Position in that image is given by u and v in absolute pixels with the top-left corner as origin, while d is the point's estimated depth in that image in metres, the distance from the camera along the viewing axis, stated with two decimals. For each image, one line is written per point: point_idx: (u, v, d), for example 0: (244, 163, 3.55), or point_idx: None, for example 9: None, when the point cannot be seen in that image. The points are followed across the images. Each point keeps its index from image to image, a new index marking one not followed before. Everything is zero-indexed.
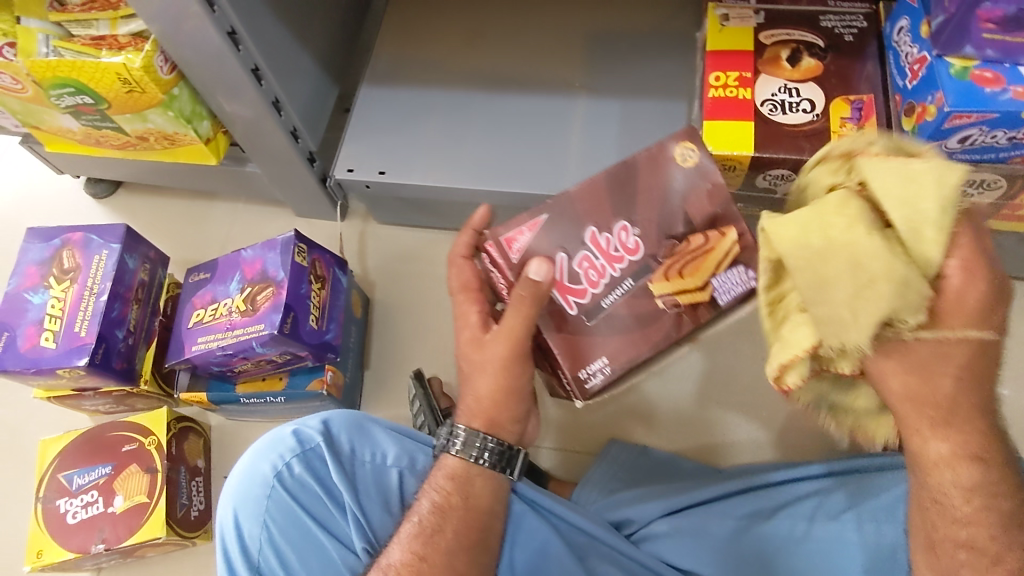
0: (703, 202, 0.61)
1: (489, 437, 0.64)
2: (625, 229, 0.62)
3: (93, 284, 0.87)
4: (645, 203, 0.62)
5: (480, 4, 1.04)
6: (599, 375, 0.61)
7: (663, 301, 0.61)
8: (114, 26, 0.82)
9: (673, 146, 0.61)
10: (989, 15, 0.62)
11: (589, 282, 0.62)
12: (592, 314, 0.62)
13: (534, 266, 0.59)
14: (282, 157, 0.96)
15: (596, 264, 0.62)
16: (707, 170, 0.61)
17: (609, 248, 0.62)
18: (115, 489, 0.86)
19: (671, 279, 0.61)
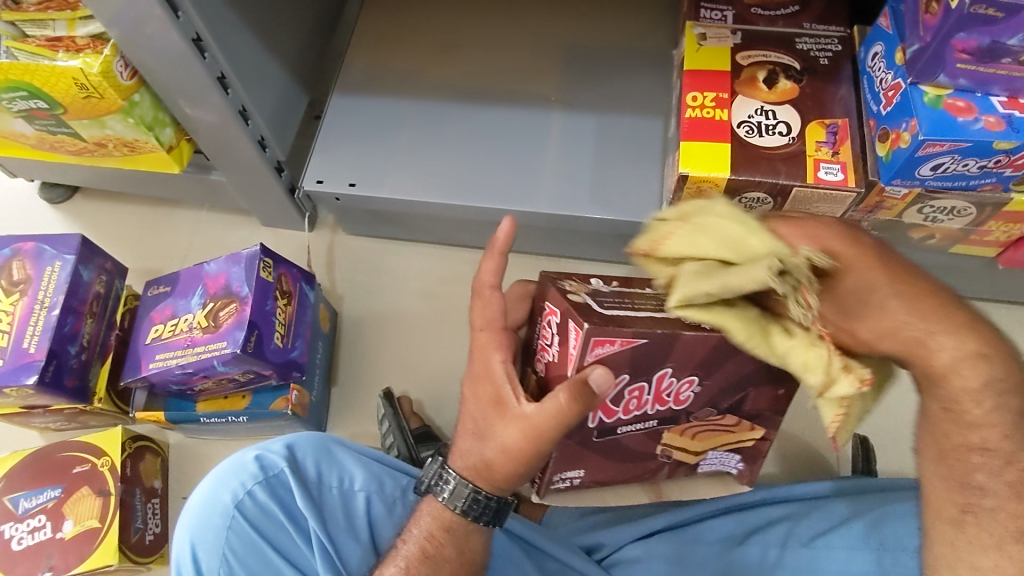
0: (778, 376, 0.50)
1: (476, 486, 0.56)
2: (690, 381, 0.49)
3: (44, 297, 0.82)
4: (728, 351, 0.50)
5: (456, 14, 1.03)
6: (570, 482, 0.59)
7: (661, 450, 0.57)
8: (71, 27, 0.79)
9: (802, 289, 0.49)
10: (963, 46, 0.61)
11: (622, 409, 0.52)
12: (603, 434, 0.54)
13: (599, 375, 0.45)
14: (248, 166, 0.93)
15: (643, 396, 0.50)
16: None
17: (667, 390, 0.50)
18: (64, 514, 0.82)
19: (683, 436, 0.56)
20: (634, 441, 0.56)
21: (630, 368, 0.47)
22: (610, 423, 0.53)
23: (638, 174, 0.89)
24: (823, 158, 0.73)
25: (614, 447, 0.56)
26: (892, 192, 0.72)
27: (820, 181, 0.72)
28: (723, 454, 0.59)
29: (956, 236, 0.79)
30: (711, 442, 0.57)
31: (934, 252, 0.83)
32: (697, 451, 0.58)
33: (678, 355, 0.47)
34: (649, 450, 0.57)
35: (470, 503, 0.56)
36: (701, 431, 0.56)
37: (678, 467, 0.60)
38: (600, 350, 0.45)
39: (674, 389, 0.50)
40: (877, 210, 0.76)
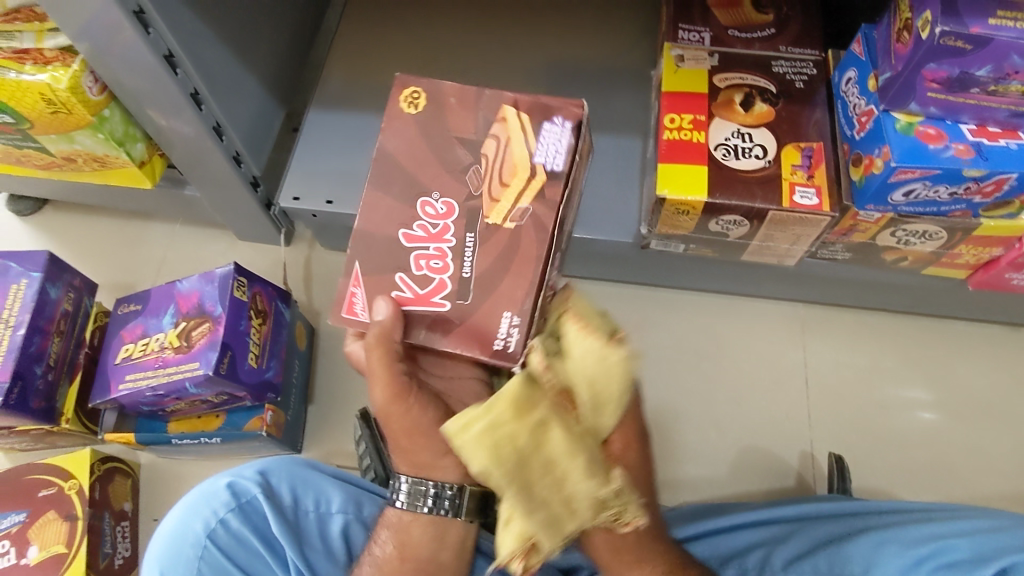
0: (459, 115, 0.57)
1: (433, 483, 0.61)
2: (427, 202, 0.56)
3: (9, 316, 0.80)
4: (432, 171, 0.56)
5: (437, 30, 1.02)
6: (513, 332, 0.54)
7: (512, 218, 0.55)
8: (39, 38, 0.77)
9: (393, 103, 0.58)
10: (934, 76, 0.62)
11: (435, 274, 0.55)
12: (463, 292, 0.55)
13: (376, 310, 0.54)
14: (222, 180, 0.91)
15: (430, 252, 0.55)
16: (437, 97, 0.58)
17: (429, 228, 0.56)
18: (30, 539, 0.80)
19: (500, 198, 0.56)
20: (488, 257, 0.55)
21: (386, 273, 0.55)
22: (466, 276, 0.55)
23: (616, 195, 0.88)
24: (799, 182, 0.74)
25: (498, 264, 0.55)
26: (866, 216, 0.74)
27: (795, 206, 0.73)
28: (541, 136, 0.56)
29: (928, 259, 0.80)
30: (516, 163, 0.56)
31: (907, 273, 0.85)
32: (526, 179, 0.55)
33: (385, 232, 0.56)
34: (505, 235, 0.55)
35: (432, 501, 0.61)
36: (502, 176, 0.56)
37: (545, 191, 0.55)
38: (356, 304, 0.55)
39: (435, 219, 0.56)
40: (851, 232, 0.77)
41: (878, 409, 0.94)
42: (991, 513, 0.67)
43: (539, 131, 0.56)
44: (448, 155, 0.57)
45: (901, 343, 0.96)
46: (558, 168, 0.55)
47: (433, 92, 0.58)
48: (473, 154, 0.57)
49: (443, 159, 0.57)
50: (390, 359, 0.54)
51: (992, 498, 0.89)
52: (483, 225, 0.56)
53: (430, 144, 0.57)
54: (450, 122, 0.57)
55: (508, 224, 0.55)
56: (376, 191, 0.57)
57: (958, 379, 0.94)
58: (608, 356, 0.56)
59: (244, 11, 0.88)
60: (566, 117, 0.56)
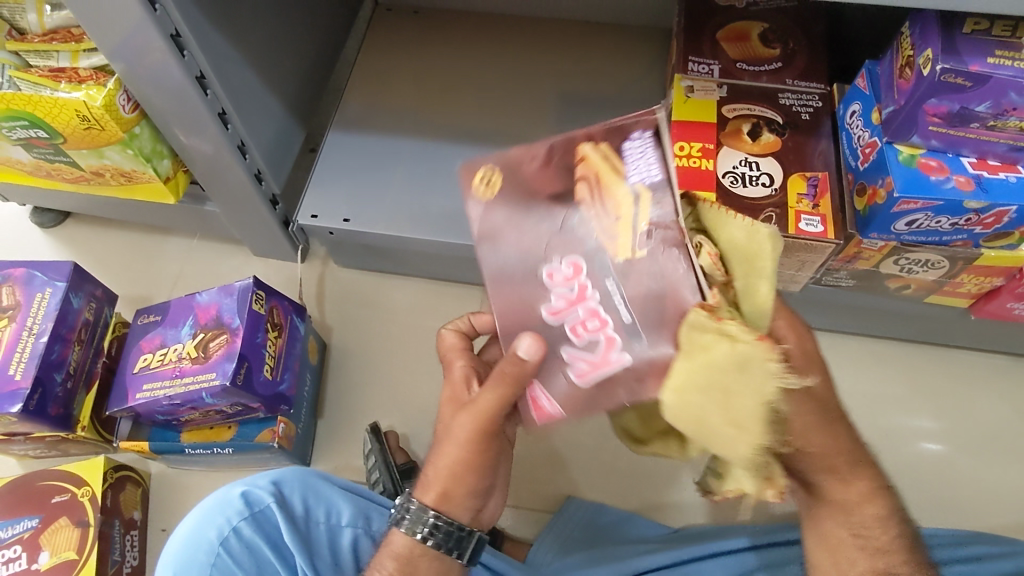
0: (539, 175, 0.48)
1: (446, 517, 0.56)
2: (551, 271, 0.46)
3: (33, 324, 0.82)
4: (546, 237, 0.47)
5: (455, 57, 1.06)
6: None
7: (643, 248, 0.44)
8: (74, 58, 0.81)
9: (466, 189, 0.49)
10: (935, 111, 0.64)
11: (596, 332, 0.46)
12: (635, 337, 0.44)
13: (522, 342, 0.47)
14: (242, 197, 0.94)
15: (578, 317, 0.46)
16: (510, 163, 0.48)
17: (570, 292, 0.46)
18: (41, 545, 0.81)
19: (622, 237, 0.45)
20: (640, 291, 0.44)
21: (535, 352, 0.47)
22: (630, 321, 0.44)
23: None
24: (805, 210, 0.76)
25: (653, 306, 0.44)
26: (869, 244, 0.76)
27: (801, 233, 0.75)
28: (632, 158, 0.45)
29: (931, 287, 0.82)
30: (613, 191, 0.45)
31: (910, 301, 0.86)
32: (632, 201, 0.45)
33: (518, 311, 0.47)
34: (647, 271, 0.44)
35: (431, 529, 0.56)
36: (609, 213, 0.46)
37: (666, 205, 0.44)
38: (540, 401, 0.49)
39: (566, 282, 0.46)
40: (855, 259, 0.79)
41: (881, 436, 0.94)
42: (993, 540, 0.68)
43: (622, 152, 0.46)
44: (545, 215, 0.47)
45: (904, 371, 0.98)
46: (659, 176, 0.45)
47: (504, 161, 0.48)
48: (564, 204, 0.47)
49: (535, 223, 0.47)
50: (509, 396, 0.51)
51: (996, 527, 0.89)
52: (615, 268, 0.45)
53: (515, 210, 0.48)
54: (534, 187, 0.48)
55: (637, 257, 0.44)
56: (495, 278, 0.48)
57: (962, 407, 0.95)
58: (759, 229, 0.46)
59: (272, 35, 0.92)
60: (642, 126, 0.45)
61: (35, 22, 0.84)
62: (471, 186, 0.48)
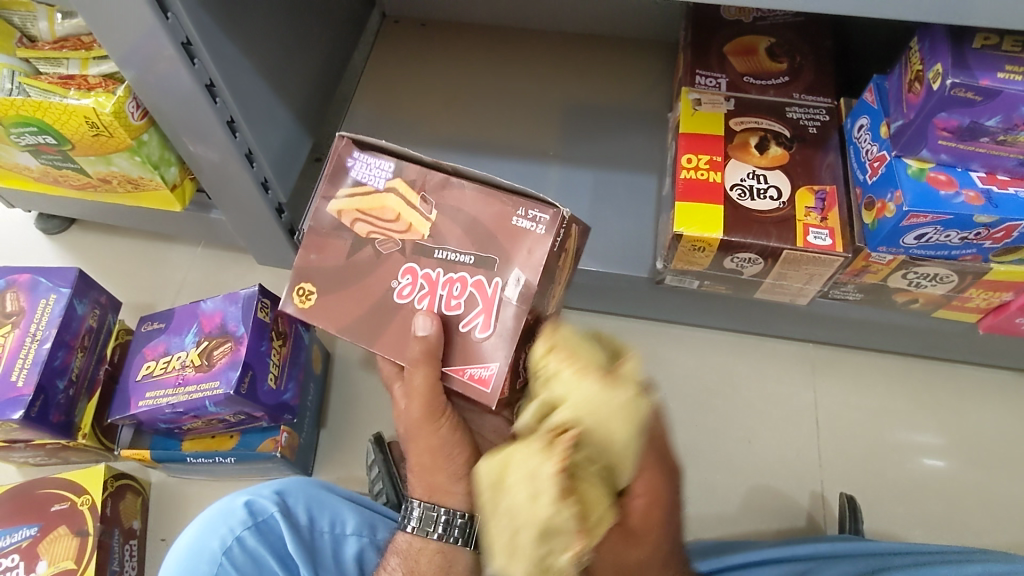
0: (332, 251, 0.57)
1: (444, 508, 0.62)
2: (399, 295, 0.56)
3: (36, 330, 0.82)
4: (377, 275, 0.56)
5: (462, 68, 1.07)
6: (527, 221, 0.53)
7: (429, 212, 0.55)
8: (84, 65, 0.82)
9: (289, 307, 0.57)
10: (946, 125, 0.64)
11: (465, 289, 0.55)
12: (488, 264, 0.54)
13: (417, 324, 0.54)
14: (247, 205, 0.94)
15: (443, 298, 0.55)
16: (304, 271, 0.58)
17: (425, 285, 0.56)
18: (39, 553, 0.80)
19: (409, 224, 0.56)
20: (456, 228, 0.55)
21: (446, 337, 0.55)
22: (473, 260, 0.54)
23: (633, 229, 0.91)
24: (813, 223, 0.75)
25: (475, 238, 0.55)
26: (878, 258, 0.75)
27: (809, 246, 0.75)
28: (370, 174, 0.56)
29: (939, 301, 0.81)
30: (371, 204, 0.56)
31: (917, 315, 0.86)
32: (394, 194, 0.56)
33: (394, 326, 0.56)
34: (445, 220, 0.55)
35: (447, 528, 0.62)
36: (387, 222, 0.56)
37: (417, 171, 0.56)
38: (481, 375, 0.54)
39: (415, 287, 0.56)
40: (863, 273, 0.79)
41: (888, 451, 0.94)
42: (1003, 557, 0.67)
43: (358, 181, 0.56)
44: (361, 268, 0.57)
45: (909, 385, 0.97)
46: (389, 162, 0.56)
47: (302, 269, 0.58)
48: (364, 245, 0.57)
49: (365, 275, 0.57)
50: (432, 373, 0.54)
51: (1005, 545, 0.88)
52: (429, 238, 0.56)
53: (343, 283, 0.57)
54: (331, 261, 0.57)
55: (432, 221, 0.55)
56: (370, 331, 0.56)
57: (969, 422, 0.95)
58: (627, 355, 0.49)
59: (281, 45, 0.93)
60: (348, 153, 0.57)
61: (46, 30, 0.85)
62: (298, 307, 0.57)
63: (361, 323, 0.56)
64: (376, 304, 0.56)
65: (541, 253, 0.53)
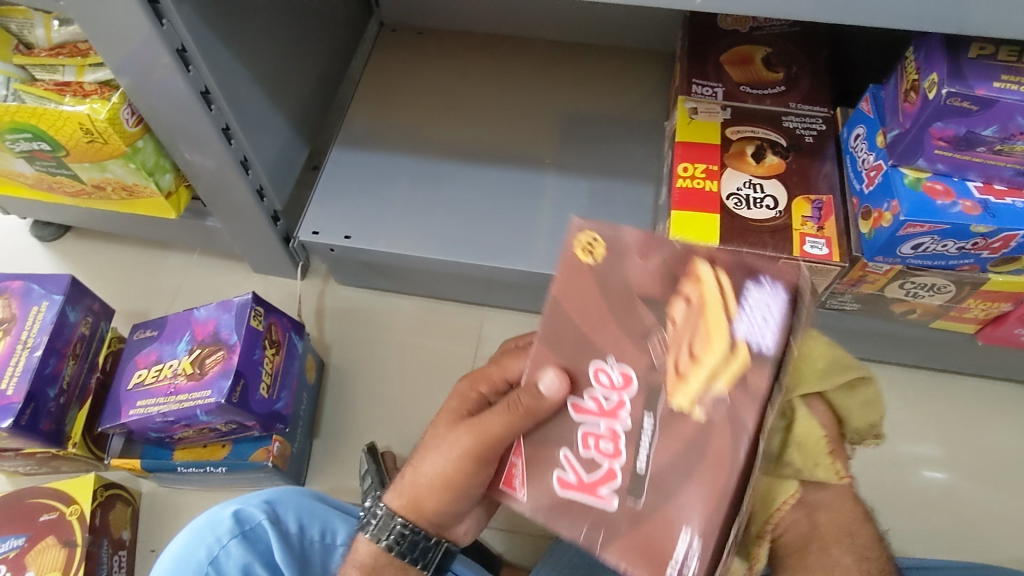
0: (643, 269, 0.43)
1: (406, 524, 0.56)
2: (600, 368, 0.44)
3: (27, 337, 0.81)
4: (609, 329, 0.44)
5: (461, 78, 1.07)
6: (686, 556, 0.41)
7: (700, 408, 0.40)
8: (80, 72, 0.82)
9: (577, 227, 0.44)
10: (941, 134, 0.64)
11: (606, 459, 0.44)
12: (637, 489, 0.43)
13: (549, 379, 0.45)
14: (243, 213, 0.93)
15: (597, 433, 0.45)
16: (620, 242, 0.43)
17: (602, 401, 0.44)
18: (26, 564, 0.78)
19: (687, 377, 0.41)
20: (672, 445, 0.42)
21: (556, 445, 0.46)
22: (643, 469, 0.43)
23: None
24: (809, 233, 0.75)
25: (682, 461, 0.41)
26: (876, 267, 0.74)
27: (805, 255, 0.74)
28: (754, 319, 0.39)
29: (937, 312, 0.81)
30: (715, 328, 0.40)
31: (915, 326, 0.86)
32: (722, 356, 0.39)
33: (557, 356, 0.46)
34: (691, 428, 0.41)
35: (396, 537, 0.57)
36: (694, 349, 0.40)
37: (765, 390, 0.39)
38: (514, 480, 0.48)
39: (608, 391, 0.44)
40: (860, 283, 0.78)
41: (887, 464, 0.93)
42: None
43: (743, 299, 0.39)
44: (628, 319, 0.43)
45: (907, 396, 0.96)
46: (767, 348, 0.39)
47: (614, 239, 0.44)
48: (657, 313, 0.42)
49: (622, 321, 0.44)
50: (511, 426, 0.47)
51: (1005, 559, 0.87)
52: (665, 407, 0.42)
53: (610, 302, 0.44)
54: (638, 276, 0.43)
55: (693, 412, 0.41)
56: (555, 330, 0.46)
57: (968, 433, 0.94)
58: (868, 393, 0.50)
59: (279, 54, 0.93)
60: (778, 283, 0.39)
61: (43, 37, 0.85)
62: (574, 247, 0.44)
63: (558, 327, 0.46)
64: (582, 337, 0.45)
65: (633, 568, 0.43)
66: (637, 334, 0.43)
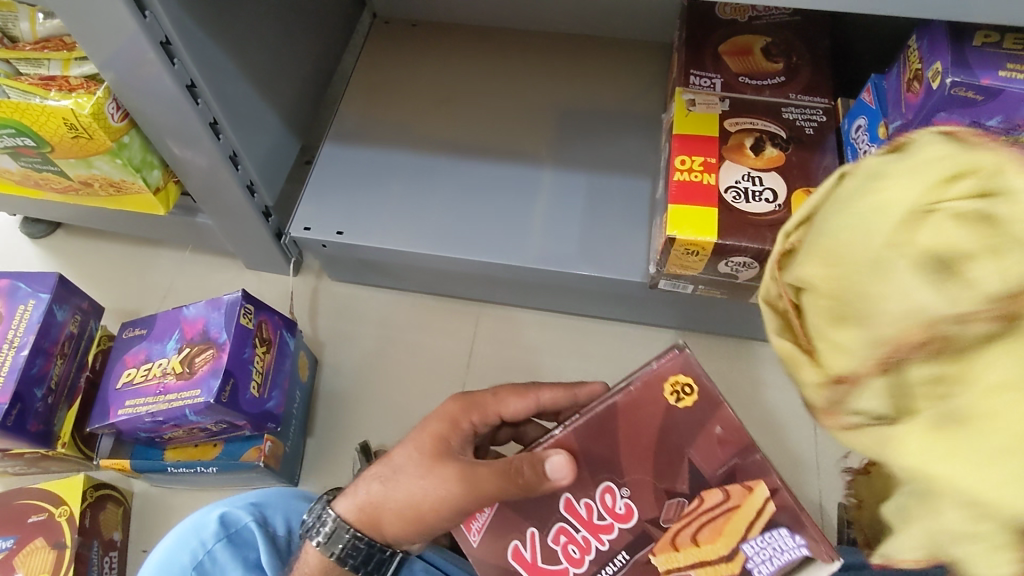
0: (709, 444, 0.49)
1: (360, 536, 0.56)
2: (609, 490, 0.49)
3: (14, 336, 0.80)
4: (644, 465, 0.49)
5: (455, 71, 1.05)
6: None
7: None
8: (66, 66, 0.80)
9: (667, 362, 0.50)
10: (944, 126, 0.62)
11: (566, 561, 0.48)
12: None
13: (557, 462, 0.48)
14: (234, 210, 0.92)
15: (573, 537, 0.49)
16: (716, 404, 0.49)
17: (590, 517, 0.49)
18: (15, 566, 0.78)
19: (681, 550, 0.47)
20: None
21: (525, 521, 0.49)
22: None
23: (625, 233, 0.89)
24: None
25: None
26: None
27: None
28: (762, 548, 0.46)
29: None
30: (729, 533, 0.47)
31: None
32: (722, 557, 0.47)
33: (591, 454, 0.49)
34: None
35: (349, 549, 0.56)
36: (698, 532, 0.47)
37: None
38: (474, 524, 0.50)
39: (608, 510, 0.49)
40: None
41: None
42: None
43: (764, 534, 0.46)
44: (670, 467, 0.48)
45: None
46: None
47: (706, 402, 0.49)
48: (694, 485, 0.48)
49: (664, 468, 0.49)
50: (504, 492, 0.48)
51: None
52: (648, 558, 0.48)
53: (665, 449, 0.49)
54: (699, 449, 0.49)
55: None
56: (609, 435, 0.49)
57: None
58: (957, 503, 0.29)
59: (268, 48, 0.91)
60: (805, 546, 0.46)
61: (27, 31, 0.83)
62: (670, 378, 0.49)
63: (612, 435, 0.49)
64: (614, 453, 0.49)
65: None
66: (664, 487, 0.48)
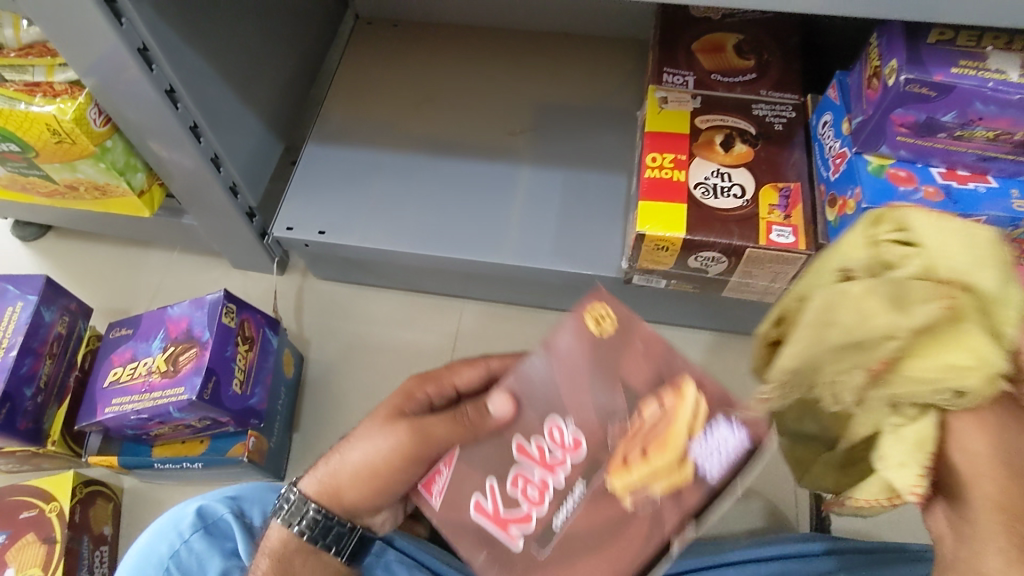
0: (636, 361, 0.47)
1: (319, 508, 0.58)
2: (556, 425, 0.48)
3: (3, 337, 0.82)
4: (581, 394, 0.48)
5: (435, 70, 1.06)
6: None
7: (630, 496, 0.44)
8: (50, 72, 0.81)
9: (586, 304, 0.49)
10: (902, 121, 0.64)
11: (527, 502, 0.47)
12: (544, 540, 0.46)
13: (497, 400, 0.50)
14: (219, 211, 0.94)
15: (530, 479, 0.48)
16: (629, 328, 0.48)
17: (543, 455, 0.48)
18: (9, 560, 0.80)
19: (632, 466, 0.44)
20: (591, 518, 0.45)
21: (483, 473, 0.49)
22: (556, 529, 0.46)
23: (600, 230, 0.91)
24: (776, 221, 0.75)
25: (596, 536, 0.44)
26: None
27: (771, 243, 0.74)
28: (712, 449, 0.42)
29: None
30: (671, 440, 0.43)
31: None
32: (671, 463, 0.43)
33: (528, 399, 0.49)
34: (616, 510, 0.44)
35: (309, 522, 0.58)
36: (644, 448, 0.44)
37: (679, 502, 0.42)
38: (433, 483, 0.51)
39: (557, 444, 0.47)
40: None
41: None
42: None
43: (707, 432, 0.43)
44: (602, 385, 0.47)
45: None
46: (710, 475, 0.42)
47: (622, 326, 0.48)
48: (631, 397, 0.46)
49: (593, 387, 0.47)
50: (456, 436, 0.51)
51: None
52: (603, 483, 0.45)
53: (599, 367, 0.48)
54: (625, 363, 0.47)
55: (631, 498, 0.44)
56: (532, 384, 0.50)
57: None
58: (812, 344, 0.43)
59: (249, 51, 0.92)
60: (742, 428, 0.42)
61: (11, 37, 0.83)
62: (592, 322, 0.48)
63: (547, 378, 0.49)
64: (553, 389, 0.49)
65: None
66: (603, 411, 0.47)
